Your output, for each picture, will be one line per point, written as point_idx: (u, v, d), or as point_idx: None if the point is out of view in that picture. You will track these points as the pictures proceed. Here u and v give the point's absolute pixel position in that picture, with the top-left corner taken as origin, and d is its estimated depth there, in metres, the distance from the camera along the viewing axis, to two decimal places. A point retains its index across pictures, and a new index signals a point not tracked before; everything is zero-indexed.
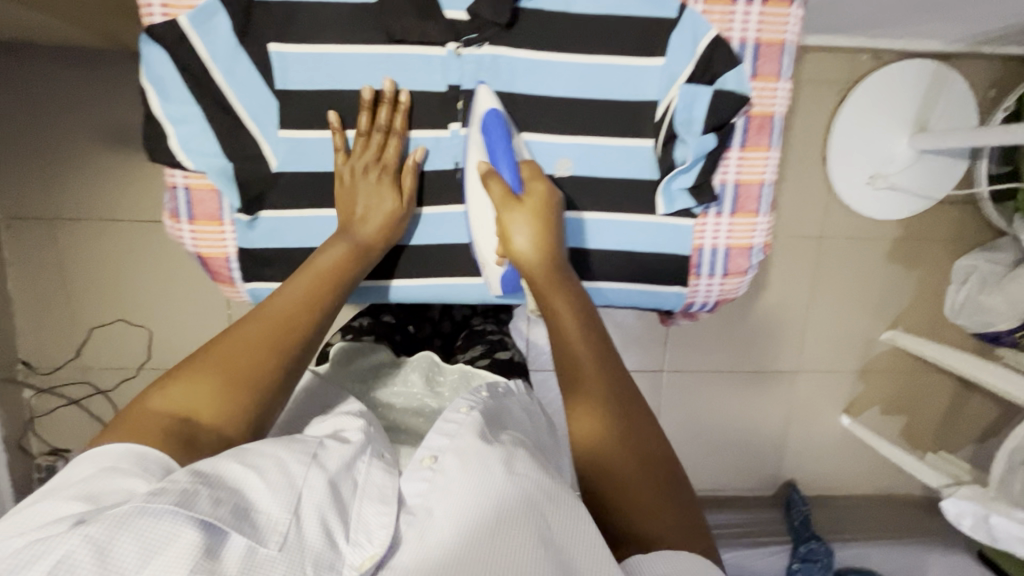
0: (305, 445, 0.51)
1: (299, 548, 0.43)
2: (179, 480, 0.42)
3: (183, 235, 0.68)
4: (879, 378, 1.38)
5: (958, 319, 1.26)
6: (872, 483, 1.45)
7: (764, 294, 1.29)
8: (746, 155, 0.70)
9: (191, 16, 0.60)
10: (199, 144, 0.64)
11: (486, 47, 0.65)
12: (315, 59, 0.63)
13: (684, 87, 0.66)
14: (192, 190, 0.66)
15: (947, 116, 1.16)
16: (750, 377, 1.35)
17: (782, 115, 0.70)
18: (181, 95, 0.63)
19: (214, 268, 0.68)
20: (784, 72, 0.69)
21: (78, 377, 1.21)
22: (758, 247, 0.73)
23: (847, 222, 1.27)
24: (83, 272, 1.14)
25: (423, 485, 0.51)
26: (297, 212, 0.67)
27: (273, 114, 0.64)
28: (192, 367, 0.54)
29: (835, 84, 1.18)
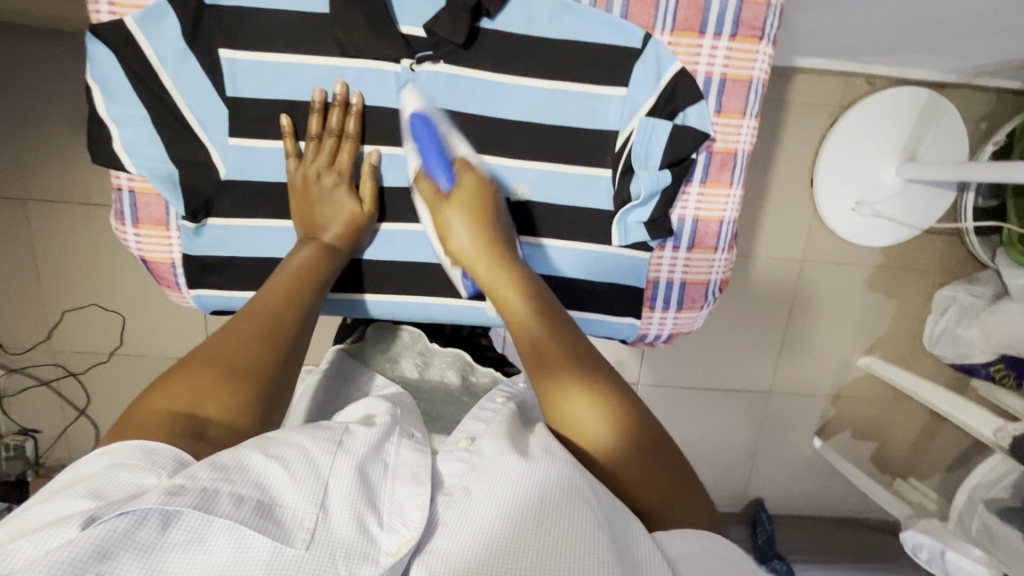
0: (330, 433, 0.45)
1: (328, 543, 0.38)
2: (198, 477, 0.38)
3: (127, 238, 0.67)
4: (853, 403, 1.39)
5: (936, 349, 1.28)
6: (840, 506, 1.46)
7: (741, 314, 1.29)
8: (706, 191, 0.70)
9: (139, 17, 0.59)
10: (144, 148, 0.62)
11: (441, 65, 0.64)
12: (266, 68, 0.62)
13: (645, 119, 0.65)
14: (137, 194, 0.65)
15: (936, 146, 1.15)
16: (723, 396, 1.35)
17: (745, 153, 0.70)
18: (128, 97, 0.61)
19: (159, 273, 0.68)
20: (750, 108, 0.68)
21: (47, 359, 1.20)
22: (714, 283, 0.73)
23: (829, 247, 1.26)
24: (53, 255, 1.13)
25: (458, 467, 0.47)
26: (245, 222, 0.66)
27: (222, 121, 0.63)
28: (182, 367, 0.47)
29: (824, 108, 1.17)
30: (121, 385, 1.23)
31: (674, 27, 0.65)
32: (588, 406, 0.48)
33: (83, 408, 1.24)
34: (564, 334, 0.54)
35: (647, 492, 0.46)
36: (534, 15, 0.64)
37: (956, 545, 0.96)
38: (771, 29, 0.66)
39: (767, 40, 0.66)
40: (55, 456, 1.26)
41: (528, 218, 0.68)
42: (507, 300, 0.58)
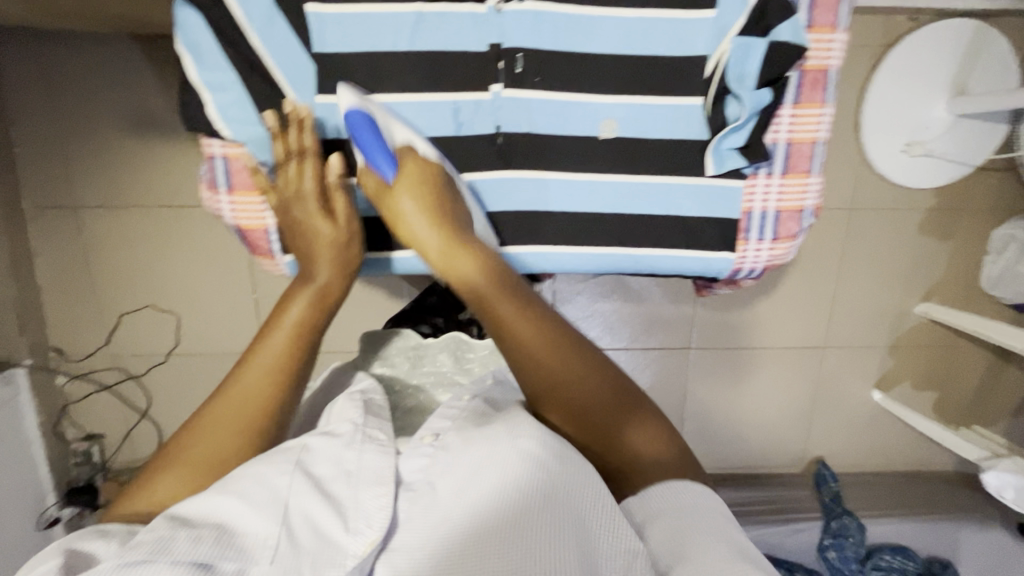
0: (287, 454, 0.51)
1: (293, 555, 0.44)
2: (156, 528, 0.44)
3: (221, 207, 0.67)
4: (912, 352, 1.36)
5: (995, 290, 1.25)
6: (903, 459, 1.43)
7: (794, 267, 1.26)
8: (799, 112, 0.68)
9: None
10: (237, 111, 0.62)
11: (527, 3, 0.62)
12: (353, 20, 0.61)
13: (739, 38, 0.63)
14: (230, 160, 0.65)
15: (987, 77, 1.12)
16: (779, 354, 1.33)
17: (838, 69, 0.68)
18: (217, 61, 0.61)
19: (254, 241, 0.68)
20: (841, 21, 0.66)
21: (108, 364, 1.22)
22: (809, 210, 0.71)
23: (881, 193, 1.23)
24: (112, 260, 1.15)
25: (423, 462, 0.53)
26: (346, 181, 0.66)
27: (311, 78, 0.63)
28: (163, 460, 0.53)
29: (868, 47, 1.14)
30: (180, 385, 1.25)
31: None
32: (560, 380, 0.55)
33: (144, 411, 1.26)
34: (571, 351, 0.56)
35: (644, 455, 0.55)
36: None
37: None
38: None
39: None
40: (120, 460, 1.28)
41: (603, 158, 0.67)
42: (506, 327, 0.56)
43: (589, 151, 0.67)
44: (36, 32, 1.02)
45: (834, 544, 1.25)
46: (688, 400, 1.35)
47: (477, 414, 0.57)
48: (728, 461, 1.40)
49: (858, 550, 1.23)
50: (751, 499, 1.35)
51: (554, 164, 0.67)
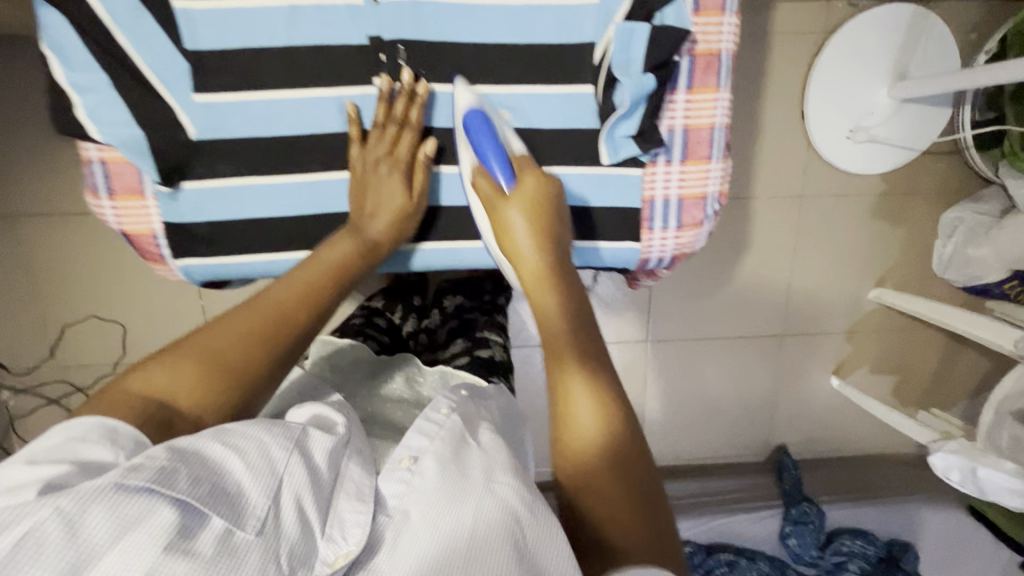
0: (287, 429, 0.48)
1: (275, 534, 0.43)
2: (157, 456, 0.41)
3: (105, 212, 0.64)
4: (868, 338, 1.36)
5: (947, 274, 1.25)
6: (866, 445, 1.43)
7: (746, 256, 1.26)
8: (694, 97, 0.69)
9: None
10: (108, 114, 0.59)
11: None
12: (223, 14, 0.60)
13: (625, 23, 0.63)
14: (109, 163, 0.62)
15: (927, 61, 1.12)
16: (736, 343, 1.32)
17: (729, 53, 0.69)
18: (85, 62, 0.58)
19: (143, 246, 0.65)
20: (728, 5, 0.67)
21: (54, 376, 1.19)
22: (713, 196, 0.72)
23: (829, 179, 1.23)
24: (49, 270, 1.12)
25: (400, 487, 0.50)
26: (232, 181, 0.63)
27: (186, 79, 0.60)
28: (175, 353, 0.52)
29: (809, 34, 1.14)
30: None
31: None
32: (585, 399, 0.53)
33: None
34: (601, 379, 0.55)
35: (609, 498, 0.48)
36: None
37: (987, 460, 0.95)
38: None
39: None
40: None
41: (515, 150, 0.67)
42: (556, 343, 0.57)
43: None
44: None
45: (794, 531, 1.26)
46: (648, 393, 1.34)
47: (455, 438, 0.54)
48: (691, 453, 1.39)
49: (817, 536, 1.24)
50: (713, 490, 1.35)
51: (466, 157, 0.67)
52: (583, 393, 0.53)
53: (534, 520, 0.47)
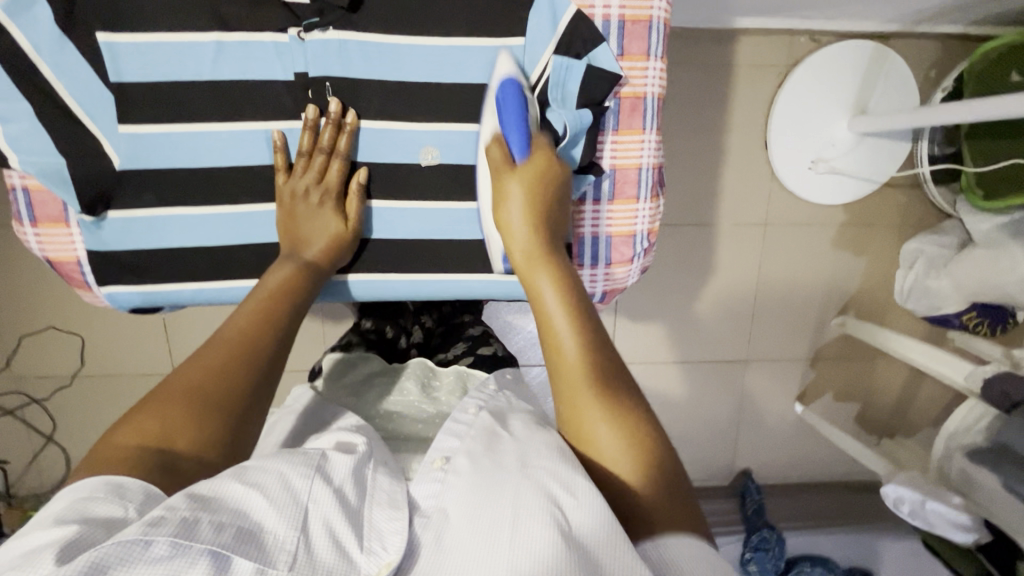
0: (306, 458, 0.47)
1: (310, 565, 0.39)
2: (176, 508, 0.38)
3: (28, 239, 0.64)
4: (831, 364, 1.38)
5: (907, 303, 1.27)
6: (829, 470, 1.45)
7: (710, 283, 1.27)
8: (620, 138, 0.69)
9: (6, 7, 0.55)
10: (29, 142, 0.58)
11: (329, 32, 0.62)
12: (149, 49, 0.59)
13: (558, 58, 0.65)
14: (32, 192, 0.61)
15: (886, 97, 1.15)
16: (700, 368, 1.33)
17: (655, 97, 0.69)
18: (6, 91, 0.57)
19: (67, 272, 0.65)
20: (653, 50, 0.67)
21: (10, 388, 1.18)
22: (641, 234, 0.72)
23: (792, 209, 1.25)
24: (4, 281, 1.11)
25: (436, 487, 0.49)
26: (152, 211, 0.63)
27: (111, 110, 0.60)
28: (154, 402, 0.48)
29: (771, 67, 1.16)
30: (87, 408, 1.21)
31: None
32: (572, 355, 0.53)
33: (51, 435, 1.22)
34: (592, 356, 0.53)
35: (640, 480, 0.46)
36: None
37: (936, 493, 0.96)
38: None
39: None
40: (26, 485, 1.24)
41: (448, 185, 0.69)
42: (559, 356, 0.53)
43: (432, 179, 0.68)
44: None
45: (754, 558, 1.24)
46: None
47: (484, 430, 0.54)
48: None
49: (776, 563, 1.23)
50: None
51: (407, 195, 0.68)
52: (573, 357, 0.53)
53: (581, 499, 0.43)
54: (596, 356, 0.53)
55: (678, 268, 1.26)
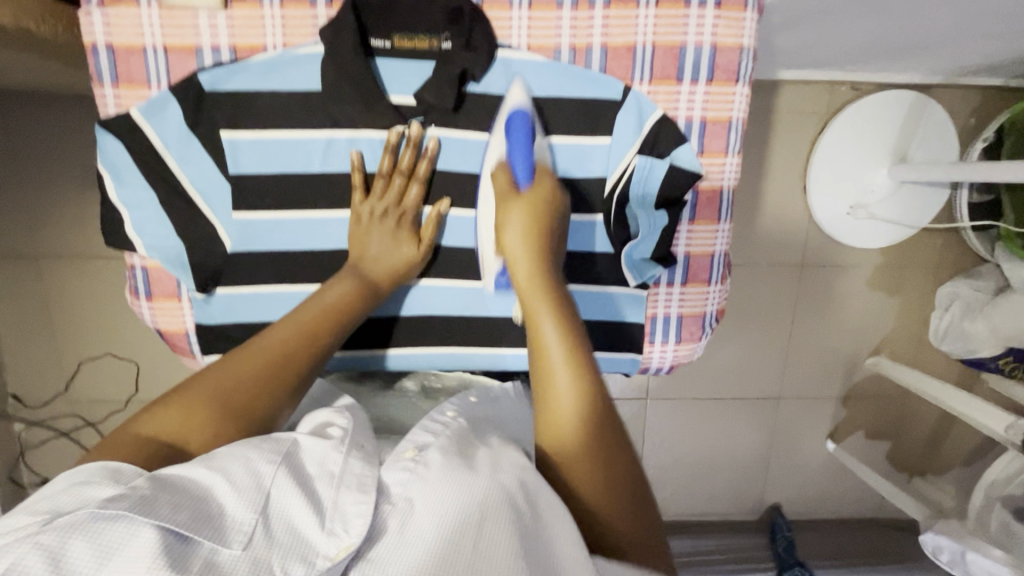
0: (277, 444, 0.49)
1: (266, 546, 0.41)
2: (139, 487, 0.41)
3: (142, 310, 0.67)
4: (864, 404, 1.38)
5: (942, 344, 1.27)
6: (858, 507, 1.45)
7: (746, 322, 1.29)
8: (696, 227, 0.71)
9: (143, 108, 0.61)
10: (154, 229, 0.64)
11: (432, 129, 0.66)
12: (265, 144, 0.63)
13: (642, 159, 0.66)
14: (149, 270, 0.65)
15: (926, 145, 1.17)
16: (734, 404, 1.35)
17: (731, 189, 0.71)
18: (135, 180, 0.63)
19: (175, 342, 0.68)
20: (732, 146, 0.68)
21: (66, 410, 1.22)
22: (710, 314, 0.75)
23: (829, 250, 1.27)
24: (69, 309, 1.16)
25: (404, 476, 0.49)
26: (252, 288, 0.66)
27: (226, 198, 0.64)
28: (184, 395, 0.51)
29: (814, 115, 1.18)
30: None
31: (652, 77, 0.66)
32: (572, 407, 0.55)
33: None
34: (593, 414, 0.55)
35: (613, 518, 0.51)
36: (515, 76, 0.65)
37: (975, 545, 0.96)
38: (746, 70, 0.66)
39: (744, 82, 0.66)
40: None
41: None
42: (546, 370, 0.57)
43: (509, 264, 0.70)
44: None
45: None
46: (646, 448, 1.36)
47: (460, 438, 0.55)
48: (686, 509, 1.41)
49: None
50: (708, 548, 1.36)
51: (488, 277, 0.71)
52: (570, 399, 0.55)
53: (546, 514, 0.47)
54: (608, 448, 0.54)
55: None
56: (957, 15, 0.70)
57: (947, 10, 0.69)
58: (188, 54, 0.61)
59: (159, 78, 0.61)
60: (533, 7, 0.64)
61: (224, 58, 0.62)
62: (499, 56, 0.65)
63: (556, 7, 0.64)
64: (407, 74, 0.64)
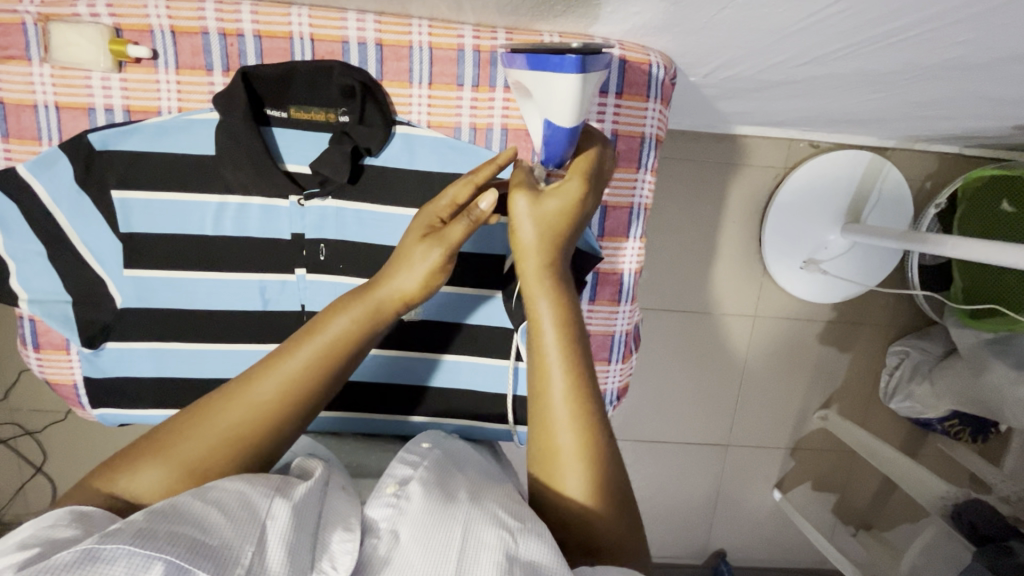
0: (267, 480, 0.47)
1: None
2: (134, 520, 0.39)
3: (31, 359, 0.68)
4: (811, 456, 1.38)
5: (891, 402, 1.27)
6: (801, 557, 1.45)
7: (695, 368, 1.29)
8: (596, 308, 0.72)
9: (30, 165, 0.60)
10: (41, 282, 0.63)
11: (329, 200, 0.65)
12: (157, 205, 0.63)
13: None
14: (37, 321, 0.65)
15: (878, 206, 1.18)
16: (681, 449, 1.34)
17: (633, 271, 0.72)
18: (26, 233, 0.62)
19: (64, 393, 0.69)
20: (633, 232, 0.70)
21: (3, 419, 1.21)
22: (613, 392, 0.75)
23: (782, 302, 1.27)
24: (5, 317, 1.14)
25: (388, 511, 0.49)
26: (145, 344, 0.66)
27: (118, 256, 0.63)
28: (162, 441, 0.49)
29: (770, 169, 1.19)
30: (77, 443, 1.24)
31: None
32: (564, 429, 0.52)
33: (40, 466, 1.25)
34: (590, 422, 0.53)
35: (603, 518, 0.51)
36: (414, 151, 0.65)
37: None
38: (648, 158, 0.68)
39: (645, 169, 0.68)
40: (10, 513, 1.27)
41: (451, 340, 0.74)
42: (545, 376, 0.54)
43: (427, 332, 0.74)
44: None
45: None
46: None
47: (440, 468, 0.56)
48: None
49: None
50: None
51: (395, 344, 0.74)
52: (562, 403, 0.53)
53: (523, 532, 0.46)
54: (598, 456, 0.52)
55: (666, 353, 1.28)
56: (891, 99, 0.71)
57: (877, 97, 0.70)
58: (81, 113, 0.61)
59: (51, 134, 0.61)
60: (433, 87, 0.63)
61: (118, 119, 0.61)
62: (399, 132, 0.65)
63: (457, 87, 0.63)
64: (303, 143, 0.65)
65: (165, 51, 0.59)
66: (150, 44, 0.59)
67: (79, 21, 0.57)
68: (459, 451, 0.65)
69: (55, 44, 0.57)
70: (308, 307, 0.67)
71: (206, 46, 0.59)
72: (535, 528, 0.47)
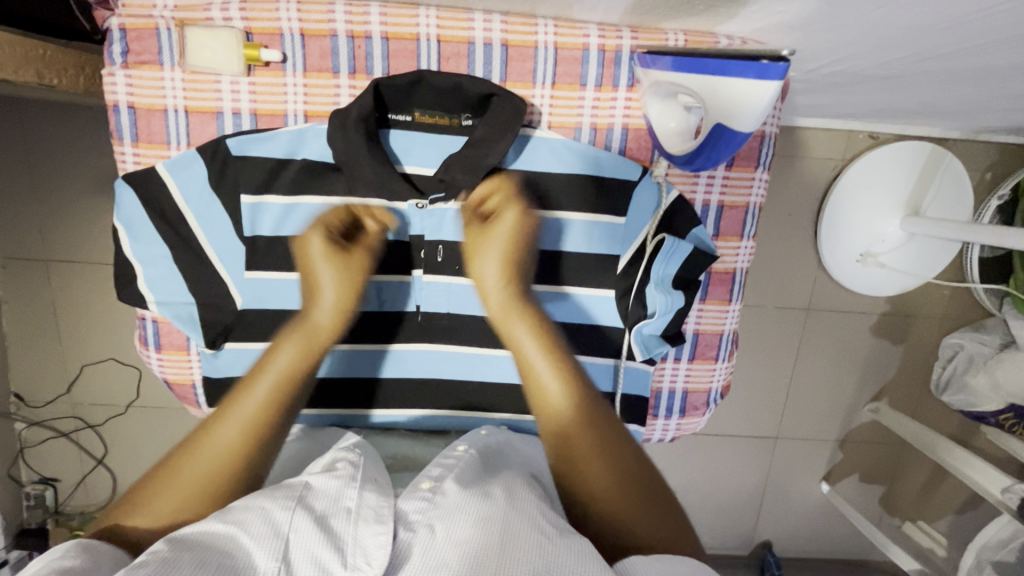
0: (288, 491, 0.48)
1: None
2: (159, 550, 0.40)
3: (151, 360, 0.73)
4: (859, 448, 1.38)
5: (943, 395, 1.25)
6: (846, 548, 1.46)
7: (746, 361, 1.29)
8: (707, 307, 0.78)
9: (170, 164, 0.66)
10: (167, 285, 0.68)
11: (450, 203, 0.68)
12: (287, 209, 0.67)
13: (670, 239, 0.69)
14: (159, 323, 0.71)
15: (938, 198, 1.15)
16: (730, 441, 1.34)
17: (743, 270, 0.78)
18: (149, 237, 0.67)
19: (181, 391, 0.75)
20: (746, 231, 0.76)
21: (67, 412, 1.23)
22: (715, 390, 0.81)
23: (835, 294, 1.27)
24: (73, 313, 1.17)
25: (422, 503, 0.49)
26: (260, 344, 0.69)
27: (238, 256, 0.68)
28: (160, 482, 0.55)
29: (828, 162, 1.18)
30: (139, 436, 1.26)
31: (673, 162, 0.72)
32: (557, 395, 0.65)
33: (101, 458, 1.27)
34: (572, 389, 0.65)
35: (611, 495, 0.59)
36: (535, 153, 0.69)
37: None
38: (765, 159, 0.74)
39: (762, 167, 0.74)
40: (72, 504, 1.29)
41: None
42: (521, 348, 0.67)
43: None
44: (5, 103, 1.02)
45: None
46: None
47: (474, 469, 0.55)
48: None
49: None
50: None
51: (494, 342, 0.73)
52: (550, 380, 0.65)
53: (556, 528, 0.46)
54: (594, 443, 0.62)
55: None
56: (980, 92, 0.70)
57: (974, 90, 0.68)
58: (209, 117, 0.67)
59: (179, 139, 0.67)
60: (555, 86, 0.68)
61: (244, 122, 0.67)
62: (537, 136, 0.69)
63: (580, 86, 0.68)
64: (423, 147, 0.69)
65: (294, 54, 0.65)
66: (279, 47, 0.65)
67: (213, 24, 0.63)
68: (502, 452, 0.64)
69: (190, 50, 0.63)
70: (422, 307, 0.71)
71: (334, 49, 0.65)
72: (554, 524, 0.47)
